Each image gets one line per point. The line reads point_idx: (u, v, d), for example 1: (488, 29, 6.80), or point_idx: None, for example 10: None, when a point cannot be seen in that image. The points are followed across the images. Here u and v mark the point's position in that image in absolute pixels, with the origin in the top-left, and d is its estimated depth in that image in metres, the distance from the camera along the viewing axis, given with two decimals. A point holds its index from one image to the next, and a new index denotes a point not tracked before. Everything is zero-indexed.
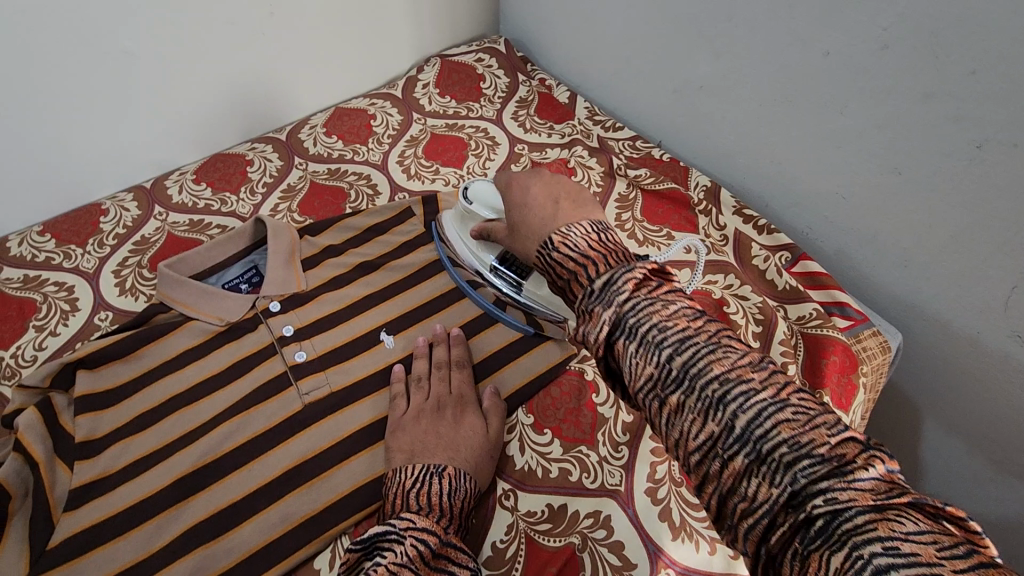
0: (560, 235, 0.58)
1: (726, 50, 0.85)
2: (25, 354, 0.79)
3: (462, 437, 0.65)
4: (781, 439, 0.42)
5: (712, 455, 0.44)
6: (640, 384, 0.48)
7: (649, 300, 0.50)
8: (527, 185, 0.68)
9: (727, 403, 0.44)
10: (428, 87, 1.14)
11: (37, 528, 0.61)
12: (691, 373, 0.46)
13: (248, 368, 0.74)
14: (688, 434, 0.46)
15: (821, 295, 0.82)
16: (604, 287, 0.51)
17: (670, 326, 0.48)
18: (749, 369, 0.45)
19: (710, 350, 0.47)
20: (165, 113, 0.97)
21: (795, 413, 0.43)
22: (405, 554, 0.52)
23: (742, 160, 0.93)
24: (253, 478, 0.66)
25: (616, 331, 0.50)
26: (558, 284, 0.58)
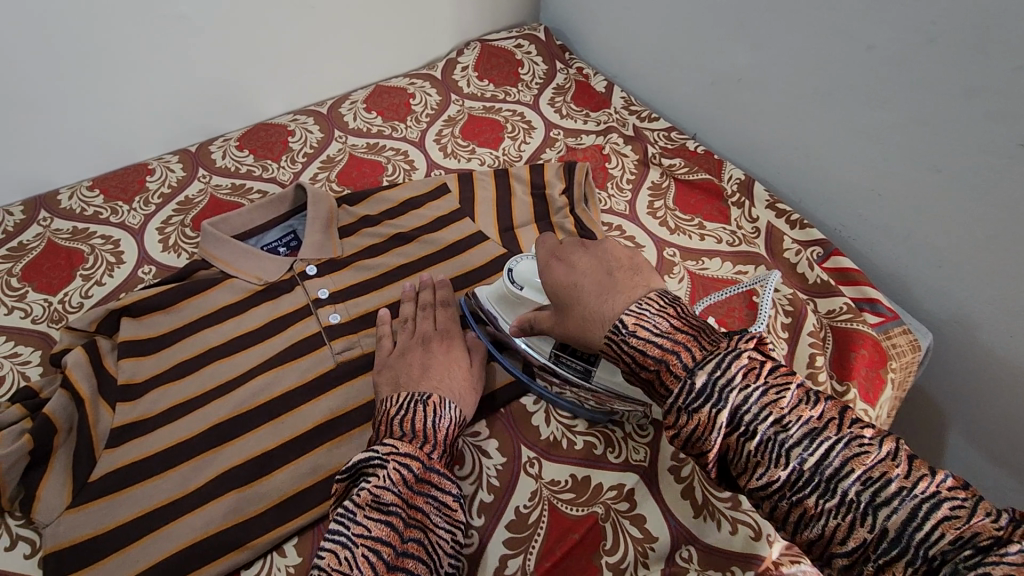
0: (633, 315, 0.54)
1: (768, 43, 0.85)
2: (72, 301, 0.81)
3: (448, 370, 0.67)
4: (944, 538, 0.41)
5: (863, 559, 0.44)
6: (763, 485, 0.47)
7: (761, 391, 0.49)
8: (573, 257, 0.62)
9: (876, 505, 0.43)
10: (467, 70, 1.16)
11: (80, 461, 0.64)
12: (826, 475, 0.45)
13: (283, 327, 0.77)
14: (831, 538, 0.45)
15: (851, 291, 0.82)
16: (708, 380, 0.49)
17: (790, 419, 0.47)
18: (891, 463, 0.44)
19: (844, 444, 0.46)
20: (214, 80, 1.00)
21: (953, 508, 0.42)
22: (388, 478, 0.56)
23: (778, 155, 0.93)
24: (285, 430, 0.68)
25: (731, 430, 0.49)
26: (642, 376, 0.54)
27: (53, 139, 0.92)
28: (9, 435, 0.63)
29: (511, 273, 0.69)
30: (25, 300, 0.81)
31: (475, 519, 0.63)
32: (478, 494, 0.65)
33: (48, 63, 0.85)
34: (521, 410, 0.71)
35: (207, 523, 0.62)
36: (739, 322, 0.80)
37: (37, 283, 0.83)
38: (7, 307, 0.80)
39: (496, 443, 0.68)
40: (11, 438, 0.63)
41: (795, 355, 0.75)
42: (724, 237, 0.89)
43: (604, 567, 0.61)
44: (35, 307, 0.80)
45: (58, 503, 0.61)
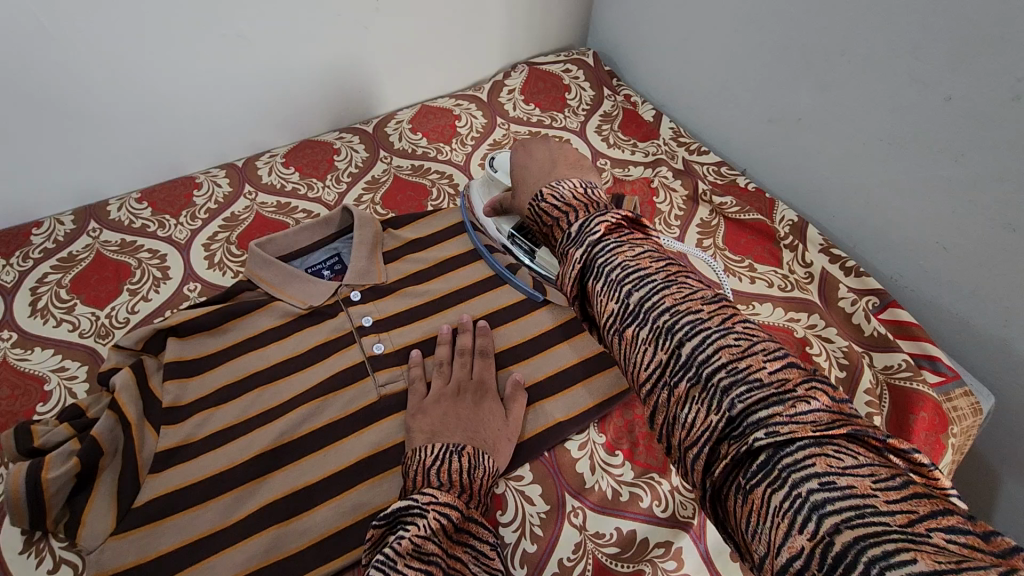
0: (550, 188, 0.59)
1: (835, 85, 0.83)
2: (118, 315, 0.82)
3: (482, 420, 0.67)
4: (721, 364, 0.40)
5: (660, 384, 0.43)
6: (600, 316, 0.48)
7: (617, 243, 0.49)
8: (530, 148, 0.69)
9: (675, 332, 0.43)
10: (514, 93, 1.15)
11: (124, 486, 0.63)
12: (644, 305, 0.45)
13: (325, 354, 0.76)
14: (640, 365, 0.44)
15: (909, 346, 0.79)
16: (580, 231, 0.52)
17: (635, 265, 0.47)
18: (698, 301, 0.44)
19: (665, 285, 0.45)
20: (264, 97, 1.00)
21: (737, 340, 0.41)
22: (428, 527, 0.53)
23: (835, 198, 0.90)
24: (326, 464, 0.67)
25: (586, 273, 0.49)
26: (545, 233, 0.59)
27: (106, 150, 0.92)
28: (57, 456, 0.63)
29: (490, 162, 0.85)
30: (73, 313, 0.82)
31: (517, 570, 0.62)
32: (521, 542, 0.64)
33: (108, 78, 0.85)
34: (566, 456, 0.69)
35: (248, 558, 0.61)
36: None
37: (85, 296, 0.83)
38: (56, 319, 0.81)
39: (539, 489, 0.67)
40: (60, 459, 0.63)
41: None
42: (775, 281, 0.87)
43: None
44: (82, 320, 0.81)
45: (102, 530, 0.61)
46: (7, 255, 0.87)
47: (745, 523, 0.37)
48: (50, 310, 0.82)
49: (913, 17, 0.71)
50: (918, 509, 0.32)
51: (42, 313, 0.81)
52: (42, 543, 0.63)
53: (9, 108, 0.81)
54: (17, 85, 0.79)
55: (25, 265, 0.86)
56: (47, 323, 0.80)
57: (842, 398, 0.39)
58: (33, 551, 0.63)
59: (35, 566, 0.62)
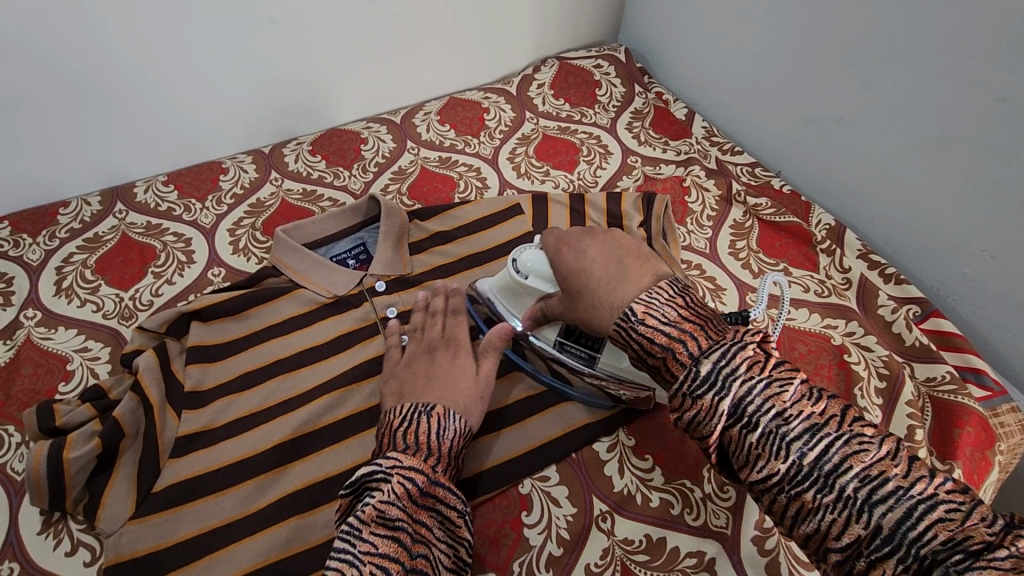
0: (642, 304, 0.52)
1: (879, 85, 0.80)
2: (142, 298, 0.81)
3: (454, 379, 0.63)
4: (935, 540, 0.39)
5: (856, 555, 0.42)
6: (761, 478, 0.45)
7: (765, 383, 0.46)
8: (581, 247, 0.61)
9: (873, 503, 0.41)
10: (544, 87, 1.13)
11: (145, 469, 0.62)
12: (826, 471, 0.43)
13: (348, 344, 0.75)
14: (826, 534, 0.43)
15: (953, 357, 0.76)
16: (713, 369, 0.47)
17: (793, 415, 0.45)
18: (889, 462, 0.42)
19: (843, 442, 0.43)
20: (293, 83, 0.99)
21: (948, 510, 0.40)
22: (391, 492, 0.50)
23: (876, 204, 0.87)
24: (349, 455, 0.65)
25: (733, 420, 0.46)
26: (648, 362, 0.52)
27: (136, 132, 0.92)
28: (79, 437, 0.62)
29: (512, 262, 0.68)
30: (97, 294, 0.81)
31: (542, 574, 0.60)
32: (547, 545, 0.62)
33: (140, 60, 0.85)
34: (594, 458, 0.67)
35: (267, 549, 0.60)
36: (830, 382, 0.74)
37: (110, 277, 0.83)
38: (80, 299, 0.80)
39: (566, 491, 0.65)
40: (82, 439, 0.62)
41: (890, 424, 0.70)
42: (811, 286, 0.84)
43: None
44: (106, 301, 0.80)
45: (122, 513, 0.60)
46: (34, 233, 0.87)
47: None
48: (74, 290, 0.81)
49: (964, 15, 0.69)
50: None
51: (67, 293, 0.81)
52: (60, 524, 0.62)
53: (43, 86, 0.81)
54: (52, 64, 0.80)
55: (51, 244, 0.86)
56: (71, 303, 0.80)
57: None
58: (51, 532, 0.62)
59: (53, 547, 0.61)
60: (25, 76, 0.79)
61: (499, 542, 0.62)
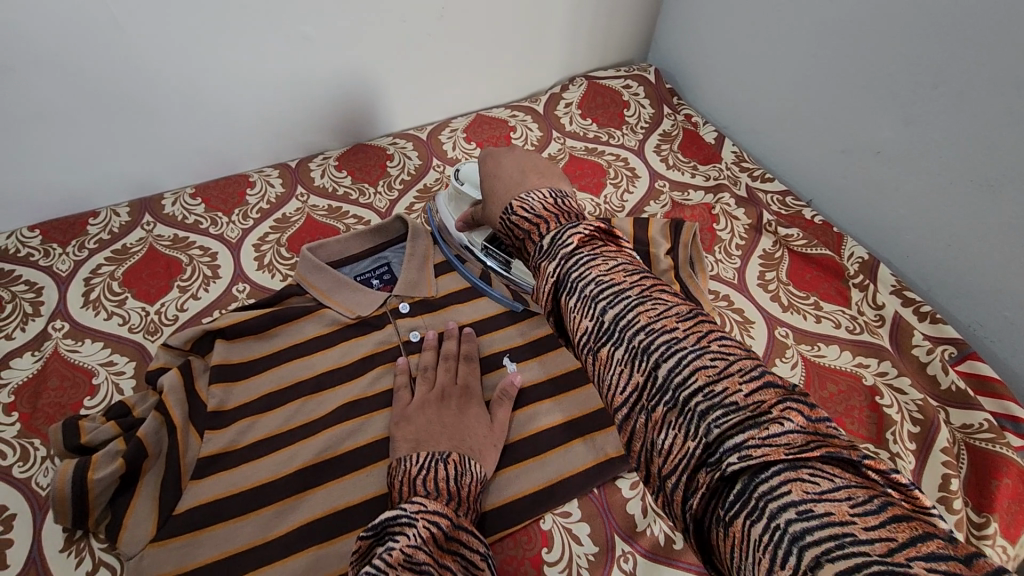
0: (520, 201, 0.55)
1: (921, 118, 0.78)
2: (168, 312, 0.81)
3: (467, 427, 0.65)
4: (698, 386, 0.38)
5: (637, 408, 0.41)
6: (579, 340, 0.45)
7: (590, 255, 0.47)
8: (500, 159, 0.63)
9: (653, 356, 0.40)
10: (571, 106, 1.12)
11: (166, 490, 0.62)
12: (620, 324, 0.43)
13: (371, 366, 0.74)
14: (615, 388, 0.42)
15: (990, 403, 0.74)
16: (552, 244, 0.49)
17: (606, 279, 0.45)
18: (674, 319, 0.42)
19: (640, 301, 0.43)
20: (322, 98, 0.99)
21: (713, 360, 0.39)
22: (418, 536, 0.49)
23: (912, 240, 0.85)
24: (370, 484, 0.65)
25: (559, 288, 0.47)
26: (517, 246, 0.55)
27: (164, 143, 0.92)
28: (103, 456, 0.62)
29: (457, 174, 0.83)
30: (124, 307, 0.81)
31: None
32: None
33: (173, 74, 0.85)
34: (617, 495, 0.66)
35: None
36: (861, 425, 0.72)
37: (136, 289, 0.83)
38: (107, 312, 0.81)
39: (588, 529, 0.64)
40: (106, 459, 0.62)
41: (924, 471, 0.68)
42: (843, 322, 0.82)
43: None
44: (132, 315, 0.81)
45: (143, 536, 0.60)
46: (64, 243, 0.88)
47: (728, 556, 0.34)
48: (102, 302, 0.82)
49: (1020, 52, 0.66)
50: (897, 536, 0.29)
51: (95, 305, 0.81)
52: (82, 542, 0.62)
53: (79, 99, 0.82)
54: (85, 76, 0.80)
55: (80, 255, 0.87)
56: (98, 315, 0.80)
57: (820, 416, 0.36)
58: (73, 550, 0.62)
59: (74, 566, 0.61)
60: (60, 88, 0.80)
61: None
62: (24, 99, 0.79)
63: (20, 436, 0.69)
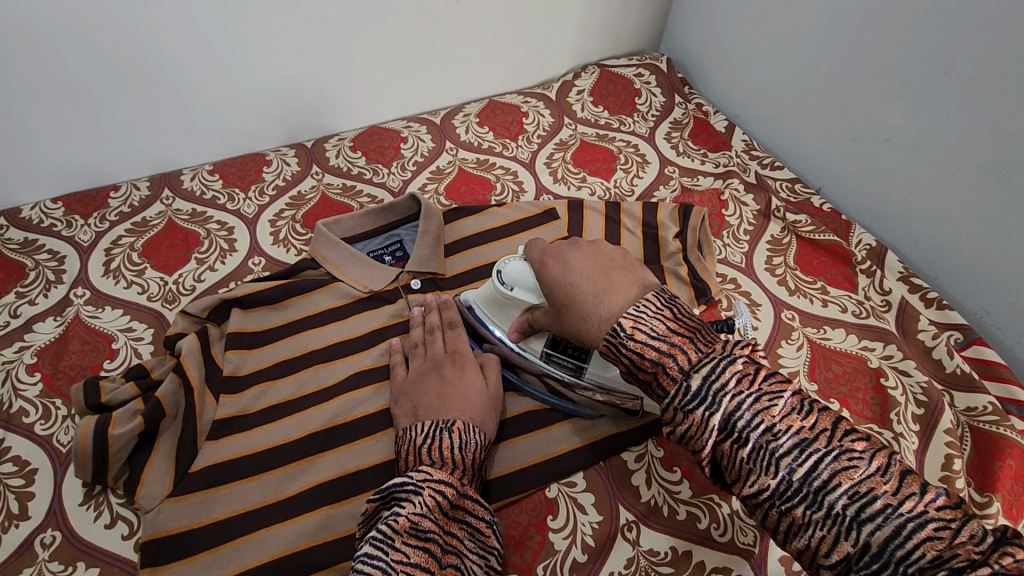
0: (630, 319, 0.52)
1: (932, 106, 0.79)
2: (185, 283, 0.83)
3: (464, 393, 0.65)
4: (924, 559, 0.40)
5: (846, 571, 0.43)
6: (753, 494, 0.46)
7: (753, 396, 0.47)
8: (565, 260, 0.61)
9: (861, 521, 0.42)
10: (583, 93, 1.13)
11: (183, 450, 0.64)
12: (815, 487, 0.43)
13: (382, 339, 0.76)
14: (815, 549, 0.44)
15: (996, 388, 0.74)
16: (703, 385, 0.48)
17: (782, 428, 0.45)
18: (879, 479, 0.43)
19: (833, 457, 0.44)
20: (340, 81, 1.01)
21: (936, 530, 0.40)
22: (423, 505, 0.52)
23: (920, 228, 0.86)
24: (379, 450, 0.66)
25: (724, 435, 0.47)
26: (636, 376, 0.52)
27: (182, 121, 0.94)
28: (123, 414, 0.64)
29: (498, 273, 0.69)
30: (143, 277, 0.83)
31: None
32: (572, 550, 0.62)
33: (191, 53, 0.87)
34: (622, 467, 0.67)
35: (297, 536, 0.61)
36: (865, 406, 0.73)
37: (155, 260, 0.85)
38: (126, 281, 0.83)
39: (593, 499, 0.65)
40: (125, 417, 0.64)
41: (926, 451, 0.69)
42: (849, 306, 0.83)
43: None
44: (151, 284, 0.83)
45: (160, 492, 0.62)
46: (86, 215, 0.90)
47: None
48: (121, 272, 0.84)
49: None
50: None
51: (115, 274, 0.83)
52: (101, 497, 0.64)
53: (105, 75, 0.84)
54: (107, 54, 0.82)
55: (101, 226, 0.89)
56: (118, 284, 0.82)
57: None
58: (92, 504, 0.63)
59: (93, 519, 0.62)
60: (88, 63, 0.82)
61: (524, 545, 0.62)
62: (53, 72, 0.81)
63: (42, 396, 0.71)
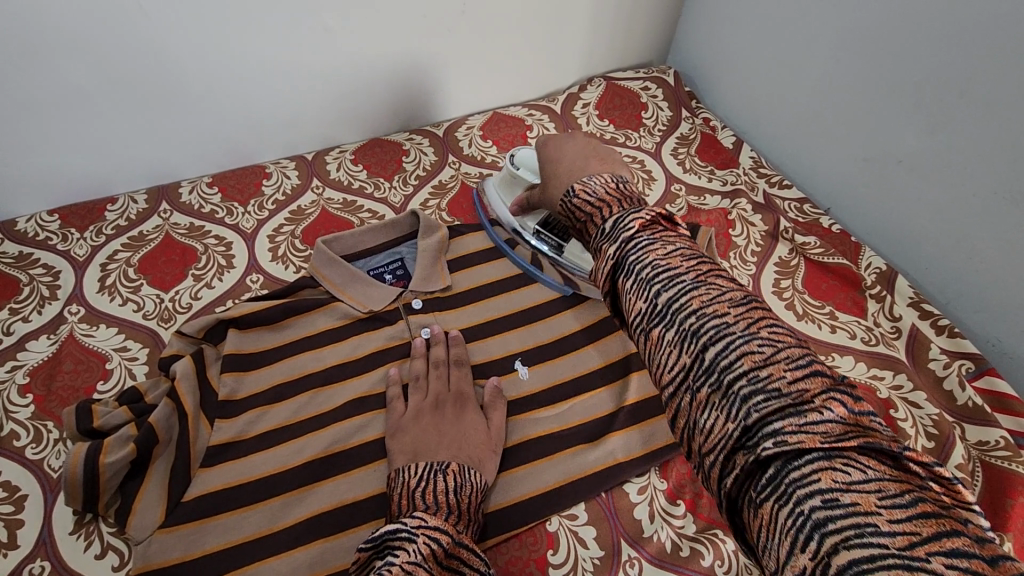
0: (581, 183, 0.56)
1: (948, 128, 0.77)
2: (181, 300, 0.82)
3: (465, 434, 0.65)
4: (743, 372, 0.39)
5: (682, 387, 0.41)
6: (630, 317, 0.45)
7: (649, 240, 0.47)
8: (559, 146, 0.65)
9: (699, 334, 0.41)
10: (589, 107, 1.12)
11: (176, 478, 0.63)
12: (672, 306, 0.43)
13: (381, 362, 0.74)
14: (662, 367, 0.43)
15: (1007, 421, 0.72)
16: (613, 227, 0.49)
17: (663, 263, 0.45)
18: (726, 305, 0.42)
19: (693, 286, 0.43)
20: (342, 91, 0.99)
21: (761, 347, 0.39)
22: (417, 553, 0.47)
23: (933, 253, 0.84)
24: (376, 479, 0.65)
25: (616, 268, 0.47)
26: (576, 229, 0.56)
27: (181, 132, 0.93)
28: (116, 440, 0.63)
29: (513, 159, 0.86)
30: (138, 293, 0.82)
31: None
32: None
33: (190, 62, 0.85)
34: (625, 500, 0.66)
35: (292, 571, 0.59)
36: None
37: (151, 277, 0.84)
38: (122, 298, 0.81)
39: (595, 533, 0.64)
40: (118, 444, 0.63)
41: None
42: (858, 333, 0.81)
43: None
44: (146, 302, 0.81)
45: (152, 521, 0.60)
46: (82, 228, 0.89)
47: (757, 538, 0.36)
48: (117, 288, 0.82)
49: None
50: (920, 531, 0.31)
51: (110, 290, 0.82)
52: (92, 525, 0.62)
53: (102, 86, 0.83)
54: (105, 64, 0.81)
55: (97, 240, 0.88)
56: (113, 301, 0.81)
57: (863, 409, 0.37)
58: (82, 533, 0.62)
59: (83, 548, 0.61)
60: (84, 74, 0.81)
61: None
62: (51, 84, 0.80)
63: (34, 418, 0.70)
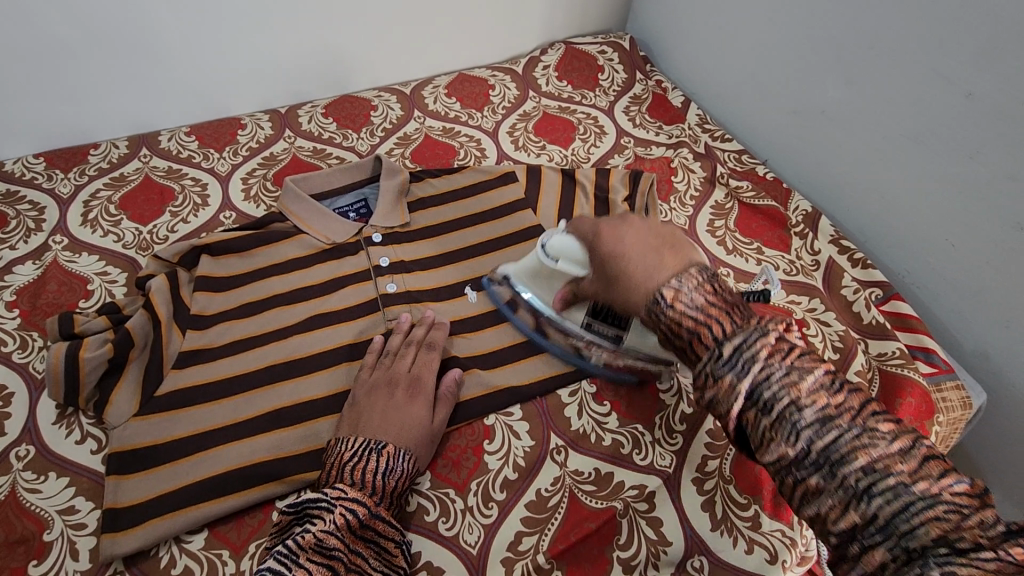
0: (671, 288, 0.53)
1: (861, 78, 0.84)
2: (159, 233, 0.88)
3: (408, 423, 0.64)
4: (929, 535, 0.40)
5: (850, 541, 0.43)
6: (772, 460, 0.46)
7: (784, 370, 0.47)
8: (618, 232, 0.61)
9: (872, 493, 0.42)
10: (548, 69, 1.18)
11: (149, 378, 0.69)
12: (833, 459, 0.43)
13: (341, 285, 0.80)
14: (825, 517, 0.44)
15: (906, 337, 0.81)
16: (735, 353, 0.48)
17: (807, 403, 0.45)
18: (898, 459, 0.42)
19: (854, 435, 0.44)
20: (312, 48, 1.05)
21: (947, 511, 0.40)
22: (331, 523, 0.54)
23: (853, 195, 0.91)
24: (333, 382, 0.72)
25: (749, 403, 0.47)
26: (675, 345, 0.53)
27: (162, 85, 0.99)
28: (94, 341, 0.70)
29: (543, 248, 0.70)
30: (119, 227, 0.89)
31: (496, 493, 0.66)
32: (503, 470, 0.68)
33: (168, 18, 0.91)
34: (556, 402, 0.73)
35: (252, 453, 0.66)
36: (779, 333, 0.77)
37: (131, 212, 0.90)
38: (103, 230, 0.88)
39: (528, 426, 0.71)
40: (96, 343, 0.70)
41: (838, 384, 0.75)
42: (781, 265, 0.88)
43: (614, 560, 0.63)
44: (126, 234, 0.88)
45: (127, 410, 0.67)
46: (66, 169, 0.95)
47: None
48: (98, 222, 0.89)
49: (953, 9, 0.71)
50: None
51: (92, 224, 0.88)
52: (73, 417, 0.70)
53: (82, 37, 0.88)
54: (86, 17, 0.87)
55: (80, 180, 0.94)
56: (95, 233, 0.87)
57: None
58: (65, 423, 0.70)
59: (65, 436, 0.69)
60: (66, 25, 0.86)
61: (461, 464, 0.68)
62: (37, 33, 0.85)
63: (20, 329, 0.77)
